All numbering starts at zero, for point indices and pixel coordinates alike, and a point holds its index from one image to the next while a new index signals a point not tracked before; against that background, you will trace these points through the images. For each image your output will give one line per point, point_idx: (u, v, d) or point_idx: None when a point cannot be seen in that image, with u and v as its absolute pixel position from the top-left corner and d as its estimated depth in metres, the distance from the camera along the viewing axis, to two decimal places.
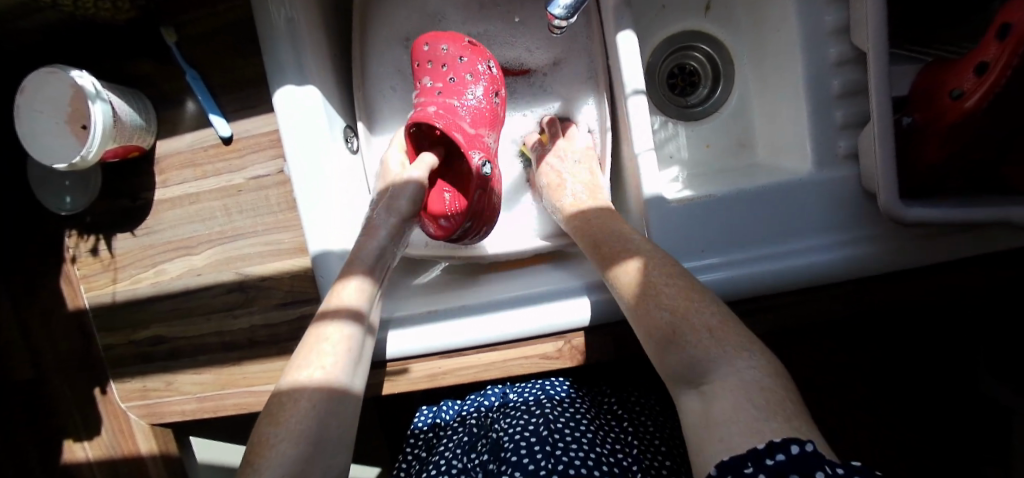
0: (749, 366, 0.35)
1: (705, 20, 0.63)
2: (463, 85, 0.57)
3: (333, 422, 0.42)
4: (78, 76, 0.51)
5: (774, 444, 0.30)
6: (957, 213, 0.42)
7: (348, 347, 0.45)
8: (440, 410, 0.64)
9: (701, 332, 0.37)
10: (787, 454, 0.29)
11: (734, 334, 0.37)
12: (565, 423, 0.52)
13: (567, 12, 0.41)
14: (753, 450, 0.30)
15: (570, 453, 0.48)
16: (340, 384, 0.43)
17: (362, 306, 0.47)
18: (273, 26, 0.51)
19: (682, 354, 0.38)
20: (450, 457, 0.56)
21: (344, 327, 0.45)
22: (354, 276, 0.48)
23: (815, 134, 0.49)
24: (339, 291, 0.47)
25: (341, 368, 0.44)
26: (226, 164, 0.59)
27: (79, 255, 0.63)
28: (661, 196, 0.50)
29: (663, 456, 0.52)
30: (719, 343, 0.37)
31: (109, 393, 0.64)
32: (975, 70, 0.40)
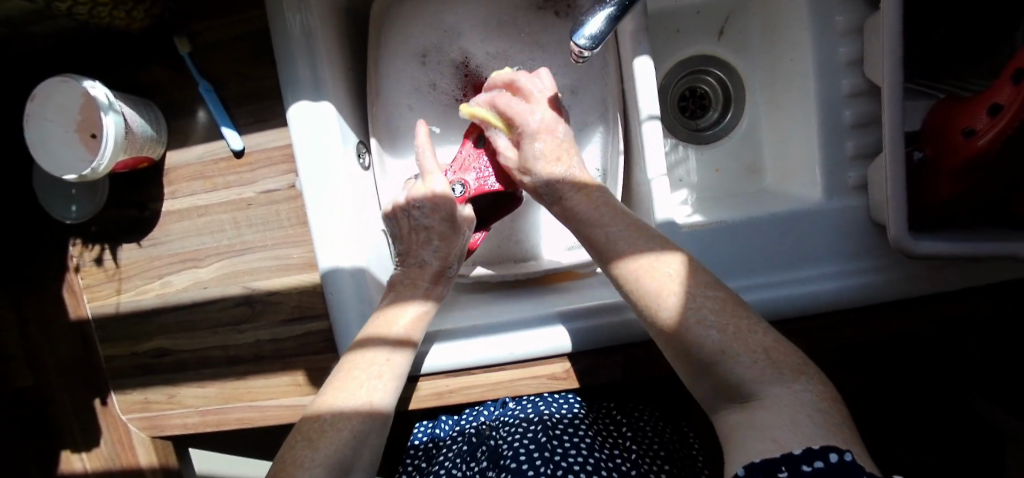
0: (798, 393, 0.35)
1: (718, 45, 0.64)
2: None
3: (367, 447, 0.43)
4: (91, 87, 0.51)
5: (812, 449, 0.31)
6: (968, 246, 0.43)
7: (393, 380, 0.46)
8: (436, 428, 0.61)
9: (755, 354, 0.36)
10: (825, 461, 0.30)
11: (786, 355, 0.36)
12: (563, 430, 0.52)
13: (590, 43, 0.42)
14: (787, 454, 0.31)
15: (569, 458, 0.49)
16: (382, 412, 0.44)
17: (412, 335, 0.48)
18: (289, 41, 0.51)
19: (729, 378, 0.36)
20: (450, 466, 0.56)
21: (391, 361, 0.46)
22: (413, 303, 0.49)
23: (826, 163, 0.50)
24: (392, 315, 0.48)
25: (384, 399, 0.45)
26: (237, 177, 0.59)
27: (83, 264, 0.62)
28: (672, 221, 0.51)
29: (663, 462, 0.52)
30: (761, 367, 0.36)
31: (109, 404, 0.64)
32: (987, 111, 0.41)
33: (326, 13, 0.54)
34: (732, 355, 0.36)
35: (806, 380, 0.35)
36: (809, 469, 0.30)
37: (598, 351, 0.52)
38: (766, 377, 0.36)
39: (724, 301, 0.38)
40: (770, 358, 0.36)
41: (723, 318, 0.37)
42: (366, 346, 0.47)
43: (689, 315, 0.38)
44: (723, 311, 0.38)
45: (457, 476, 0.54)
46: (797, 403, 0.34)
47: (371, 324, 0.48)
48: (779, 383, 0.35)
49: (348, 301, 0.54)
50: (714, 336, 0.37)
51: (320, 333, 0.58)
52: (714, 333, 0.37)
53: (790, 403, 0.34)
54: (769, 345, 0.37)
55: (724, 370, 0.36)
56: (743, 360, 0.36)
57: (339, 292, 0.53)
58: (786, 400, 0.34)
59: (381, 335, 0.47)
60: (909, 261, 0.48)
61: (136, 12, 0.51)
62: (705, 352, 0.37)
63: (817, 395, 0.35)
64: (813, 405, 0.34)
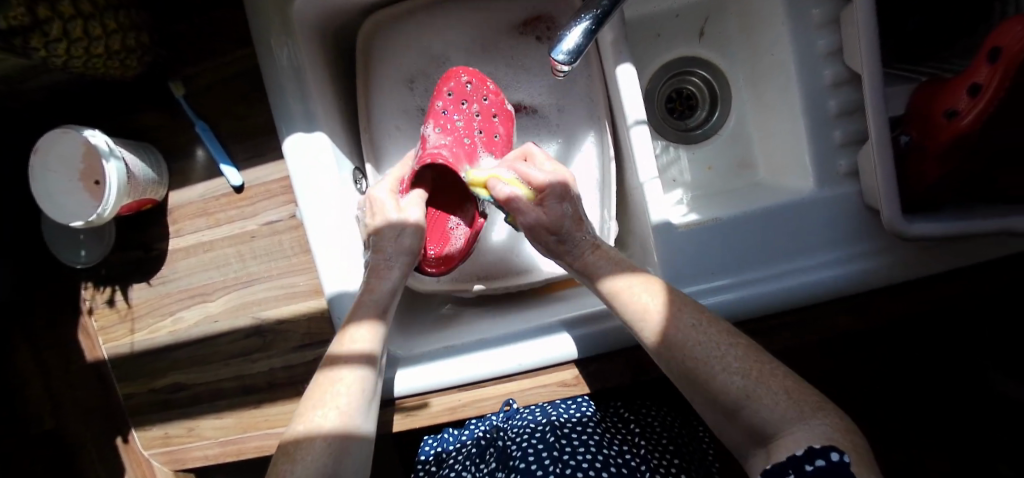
0: (814, 428, 0.34)
1: (700, 46, 0.64)
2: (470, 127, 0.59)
3: (347, 459, 0.43)
4: (91, 136, 0.52)
5: (813, 450, 0.33)
6: (962, 226, 0.43)
7: (360, 391, 0.46)
8: (444, 435, 0.61)
9: (775, 394, 0.36)
10: (827, 460, 0.32)
11: (807, 394, 0.36)
12: (571, 427, 0.53)
13: (569, 57, 0.43)
14: (792, 456, 0.33)
15: (577, 456, 0.50)
16: (353, 422, 0.44)
17: (375, 348, 0.48)
18: (280, 76, 0.52)
19: (754, 420, 0.36)
20: (459, 468, 0.56)
21: (355, 374, 0.46)
22: (363, 321, 0.48)
23: (815, 153, 0.50)
24: (347, 338, 0.48)
25: (350, 411, 0.45)
26: (238, 211, 0.60)
27: (96, 307, 0.64)
28: (667, 222, 0.51)
29: (670, 455, 0.53)
30: (784, 407, 0.36)
31: (131, 441, 0.65)
32: (968, 91, 0.41)
33: (313, 47, 0.56)
34: (755, 397, 0.37)
35: (823, 415, 0.35)
36: (812, 468, 0.32)
37: (603, 355, 0.53)
38: (790, 419, 0.35)
39: (744, 348, 0.39)
40: (791, 397, 0.36)
41: (746, 362, 0.38)
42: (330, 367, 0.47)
43: (711, 360, 0.39)
44: (745, 356, 0.39)
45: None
46: (813, 436, 0.33)
47: (333, 347, 0.48)
48: (800, 421, 0.35)
49: None
50: (738, 380, 0.38)
51: None
52: (737, 377, 0.38)
53: (806, 436, 0.34)
54: (791, 385, 0.37)
55: (748, 415, 0.37)
56: (767, 401, 0.36)
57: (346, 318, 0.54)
58: (804, 436, 0.34)
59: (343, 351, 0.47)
60: (905, 243, 0.48)
61: (129, 61, 0.53)
62: (729, 396, 0.38)
63: (833, 425, 0.34)
64: (824, 433, 0.33)
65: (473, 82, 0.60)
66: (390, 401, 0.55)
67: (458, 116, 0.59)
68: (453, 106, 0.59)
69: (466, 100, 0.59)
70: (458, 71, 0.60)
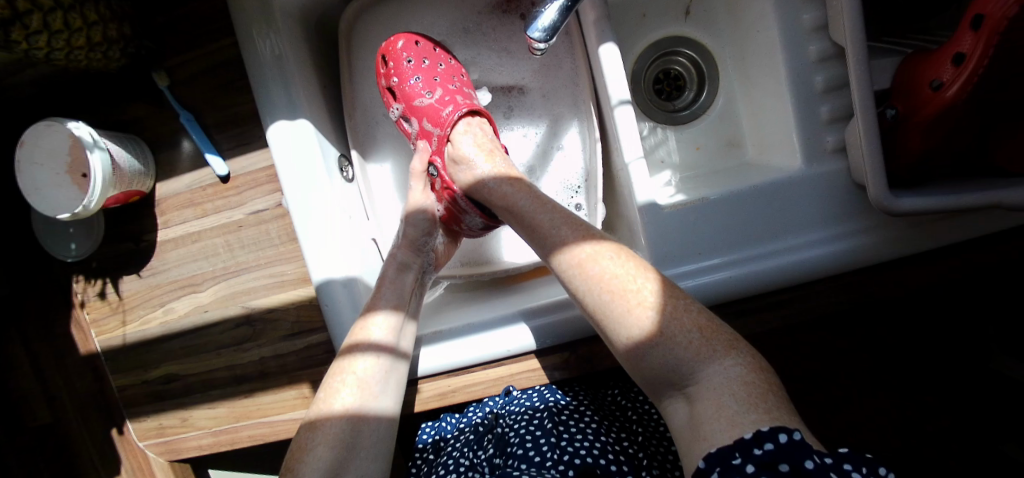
0: (732, 368, 0.35)
1: (686, 25, 0.64)
2: (448, 72, 0.59)
3: (366, 427, 0.44)
4: (75, 127, 0.52)
5: (763, 432, 0.31)
6: (949, 200, 0.42)
7: (378, 373, 0.47)
8: (442, 423, 0.60)
9: (627, 288, 0.39)
10: (776, 443, 0.30)
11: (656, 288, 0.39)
12: (570, 414, 0.51)
13: (546, 34, 0.43)
14: (740, 439, 0.31)
15: (576, 443, 0.48)
16: (372, 392, 0.46)
17: (390, 340, 0.48)
18: (263, 64, 0.52)
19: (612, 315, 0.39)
20: (456, 455, 0.54)
21: (373, 358, 0.47)
22: (379, 311, 0.49)
23: (801, 130, 0.49)
24: (368, 324, 0.49)
25: (371, 392, 0.46)
26: (225, 201, 0.60)
27: (88, 300, 0.64)
28: (654, 202, 0.50)
29: (668, 442, 0.51)
30: (695, 346, 0.37)
31: (127, 433, 0.65)
32: (952, 61, 0.40)
33: (295, 33, 0.55)
34: (606, 291, 0.40)
35: (735, 356, 0.36)
36: (761, 452, 0.30)
37: (591, 337, 0.53)
38: (703, 357, 0.36)
39: (658, 287, 0.39)
40: (703, 337, 0.37)
41: (659, 300, 0.38)
42: (349, 346, 0.48)
43: (636, 315, 0.38)
44: (659, 296, 0.38)
45: (464, 465, 0.52)
46: (729, 380, 0.35)
47: (350, 336, 0.49)
48: (647, 313, 0.38)
49: (346, 311, 0.54)
50: (654, 321, 0.38)
51: (320, 346, 0.60)
52: (651, 317, 0.38)
53: (725, 378, 0.35)
54: (709, 327, 0.37)
55: (663, 355, 0.37)
56: (681, 341, 0.37)
57: (335, 303, 0.54)
58: (721, 377, 0.35)
59: (363, 341, 0.48)
60: (894, 219, 0.48)
61: (111, 52, 0.53)
62: (630, 332, 0.38)
63: (746, 366, 0.35)
64: (743, 376, 0.35)
65: (420, 40, 0.59)
66: None
67: (433, 73, 0.58)
68: (418, 66, 0.58)
69: (427, 57, 0.59)
70: (396, 40, 0.59)
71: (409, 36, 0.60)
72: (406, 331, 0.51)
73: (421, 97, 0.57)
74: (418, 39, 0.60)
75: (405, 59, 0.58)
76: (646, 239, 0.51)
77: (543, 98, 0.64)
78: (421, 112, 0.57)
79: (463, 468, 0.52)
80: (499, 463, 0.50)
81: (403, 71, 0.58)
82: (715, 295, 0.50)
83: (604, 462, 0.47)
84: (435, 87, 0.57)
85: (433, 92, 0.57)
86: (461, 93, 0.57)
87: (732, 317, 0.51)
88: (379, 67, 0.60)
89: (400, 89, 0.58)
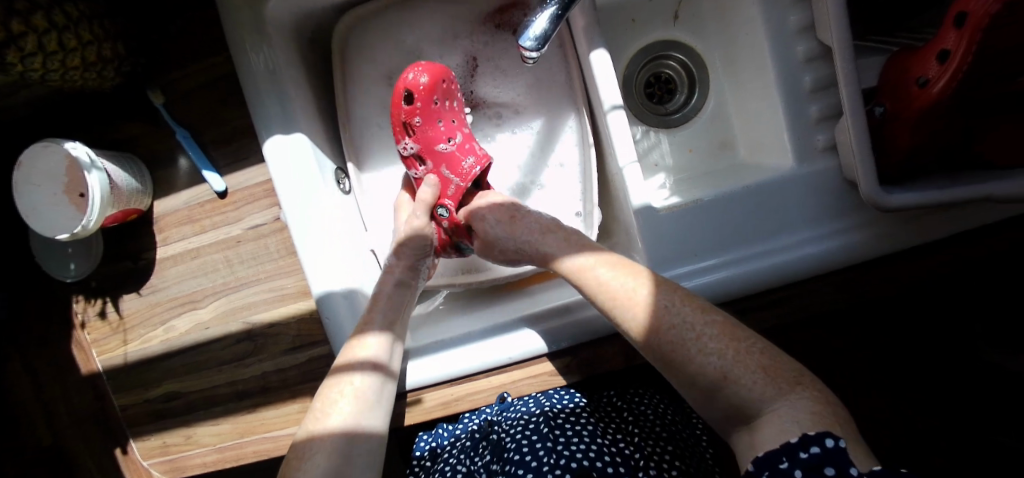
0: (797, 404, 0.34)
1: (676, 29, 0.65)
2: (462, 116, 0.60)
3: (362, 438, 0.44)
4: (72, 148, 0.53)
5: (809, 436, 0.31)
6: (940, 194, 0.43)
7: (369, 387, 0.47)
8: (439, 430, 0.61)
9: (680, 329, 0.39)
10: (822, 447, 0.31)
11: (711, 326, 0.39)
12: (565, 418, 0.52)
13: (537, 43, 0.44)
14: (786, 443, 0.32)
15: (572, 446, 0.49)
16: (368, 405, 0.47)
17: (382, 356, 0.49)
18: (257, 81, 0.52)
19: (670, 358, 0.39)
20: (453, 462, 0.55)
21: (363, 374, 0.48)
22: (371, 332, 0.50)
23: (792, 130, 0.50)
24: (359, 345, 0.49)
25: (364, 405, 0.46)
26: (223, 217, 0.60)
27: (87, 320, 0.64)
28: (649, 205, 0.51)
29: (664, 442, 0.51)
30: (762, 387, 0.36)
31: (130, 451, 0.65)
32: (937, 58, 0.41)
33: (288, 49, 0.56)
34: (661, 335, 0.40)
35: (802, 390, 0.35)
36: (807, 456, 0.31)
37: (593, 341, 0.53)
38: (768, 397, 0.35)
39: (718, 327, 0.39)
40: (769, 376, 0.36)
41: (721, 341, 0.38)
42: (345, 361, 0.48)
43: (695, 356, 0.38)
44: (720, 336, 0.38)
45: (461, 472, 0.54)
46: (796, 414, 0.34)
47: (343, 356, 0.50)
48: (706, 356, 0.38)
49: (346, 325, 0.54)
50: (716, 362, 0.37)
51: (321, 358, 0.60)
52: (714, 359, 0.37)
53: (789, 413, 0.34)
54: (772, 364, 0.37)
55: (728, 394, 0.37)
56: (746, 382, 0.36)
57: (335, 316, 0.54)
58: (787, 414, 0.34)
59: (356, 359, 0.48)
60: (886, 215, 0.48)
61: (106, 72, 0.53)
62: (695, 377, 0.38)
63: (812, 399, 0.34)
64: (809, 410, 0.34)
65: (445, 79, 0.58)
66: None
67: (451, 117, 0.59)
68: (444, 109, 0.58)
69: (449, 98, 0.59)
70: (422, 75, 0.56)
71: (439, 70, 0.58)
72: (397, 351, 0.51)
73: (443, 142, 0.58)
74: (442, 75, 0.58)
75: (433, 100, 0.57)
76: (642, 242, 0.52)
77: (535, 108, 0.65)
78: (439, 157, 0.58)
79: (460, 475, 0.54)
80: (497, 469, 0.51)
81: (429, 111, 0.57)
82: (711, 295, 0.50)
83: (600, 464, 0.47)
84: (455, 132, 0.58)
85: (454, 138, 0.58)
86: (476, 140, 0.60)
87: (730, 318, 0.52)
88: (398, 101, 0.57)
89: (421, 130, 0.57)
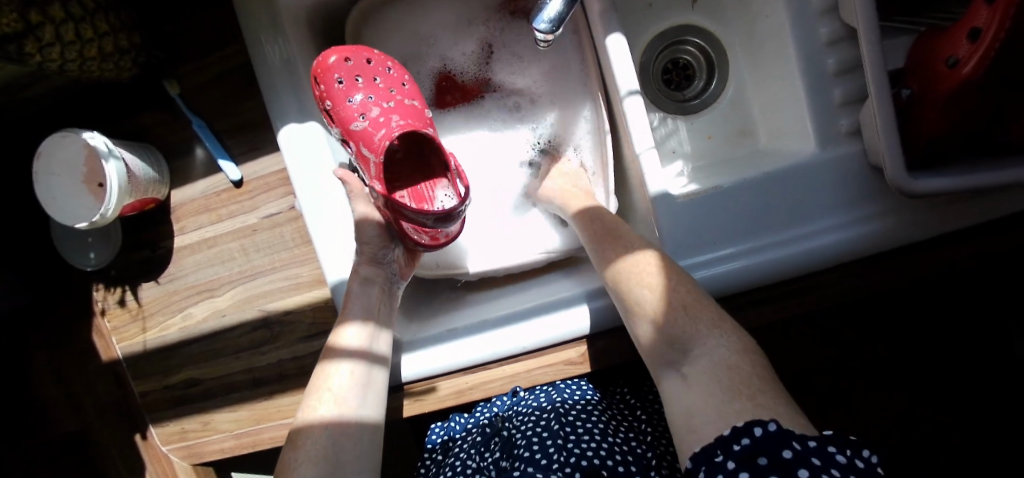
0: (721, 346, 0.38)
1: (694, 13, 0.64)
2: (382, 90, 0.56)
3: (349, 432, 0.46)
4: (91, 137, 0.53)
5: (738, 428, 0.33)
6: (969, 179, 0.41)
7: (356, 379, 0.48)
8: (451, 423, 0.61)
9: (648, 272, 0.43)
10: (752, 437, 0.32)
11: (674, 276, 0.43)
12: (576, 415, 0.52)
13: (551, 25, 0.43)
14: (720, 436, 0.33)
15: (582, 444, 0.48)
16: (353, 399, 0.47)
17: (365, 344, 0.49)
18: (271, 70, 0.52)
19: (635, 299, 0.43)
20: (463, 457, 0.55)
21: (351, 365, 0.48)
22: (352, 321, 0.50)
23: (815, 114, 0.49)
24: (342, 334, 0.50)
25: (351, 397, 0.47)
26: (239, 206, 0.61)
27: (108, 308, 0.65)
28: (667, 192, 0.50)
29: (678, 442, 0.51)
30: (696, 327, 0.40)
31: (149, 438, 0.66)
32: (969, 36, 0.40)
33: (302, 36, 0.55)
34: (630, 276, 0.44)
35: (730, 337, 0.39)
36: (739, 448, 0.32)
37: (610, 330, 0.52)
38: (700, 336, 0.39)
39: (676, 275, 0.43)
40: (707, 320, 0.40)
41: (676, 286, 0.42)
42: (332, 349, 0.50)
43: (647, 292, 0.43)
44: (677, 282, 0.42)
45: (471, 467, 0.54)
46: (719, 357, 0.38)
47: (331, 342, 0.51)
48: (662, 297, 0.42)
49: None
50: (664, 298, 0.42)
51: None
52: (665, 299, 0.42)
53: (713, 355, 0.38)
54: (716, 314, 0.40)
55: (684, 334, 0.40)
56: (685, 322, 0.40)
57: None
58: (710, 356, 0.38)
59: (340, 349, 0.49)
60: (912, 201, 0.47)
61: (123, 62, 0.53)
62: (645, 314, 0.42)
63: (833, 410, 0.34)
64: (731, 354, 0.38)
65: (352, 57, 0.56)
66: (398, 387, 0.55)
67: (367, 92, 0.56)
68: (352, 86, 0.55)
69: (361, 75, 0.56)
70: (326, 57, 0.55)
71: (346, 52, 0.56)
72: (383, 338, 0.51)
73: (356, 120, 0.54)
74: (348, 55, 0.56)
75: (337, 80, 0.54)
76: (660, 229, 0.51)
77: (549, 96, 0.65)
78: (356, 137, 0.54)
79: (469, 471, 0.53)
80: (506, 465, 0.50)
81: (337, 93, 0.54)
82: (729, 285, 0.49)
83: (611, 463, 0.47)
84: (370, 107, 0.55)
85: (368, 113, 0.55)
86: (403, 113, 0.56)
87: (748, 307, 0.51)
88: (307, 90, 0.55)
89: (333, 113, 0.54)
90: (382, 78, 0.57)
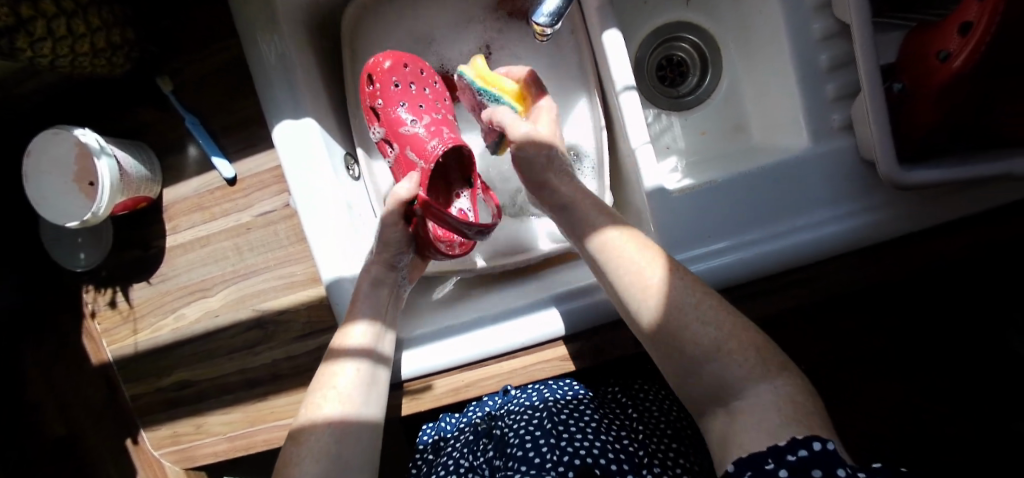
0: (778, 387, 0.36)
1: (688, 11, 0.64)
2: (430, 100, 0.59)
3: (351, 432, 0.46)
4: (82, 134, 0.52)
5: (796, 439, 0.32)
6: (960, 172, 0.42)
7: (361, 379, 0.48)
8: (441, 423, 0.61)
9: (690, 300, 0.39)
10: (810, 450, 0.31)
11: (719, 307, 0.39)
12: (569, 414, 0.51)
13: (551, 19, 0.43)
14: (774, 446, 0.32)
15: (575, 443, 0.48)
16: (356, 400, 0.47)
17: (371, 343, 0.49)
18: (267, 67, 0.52)
19: (676, 328, 0.39)
20: (456, 456, 0.55)
21: (356, 364, 0.48)
22: (359, 319, 0.50)
23: (808, 109, 0.49)
24: (348, 332, 0.50)
25: (354, 398, 0.47)
26: (233, 204, 0.60)
27: (98, 309, 0.64)
28: (662, 187, 0.50)
29: (669, 440, 0.51)
30: (750, 365, 0.37)
31: (140, 441, 0.65)
32: (959, 31, 0.40)
33: (298, 33, 0.55)
34: (668, 300, 0.40)
35: (783, 376, 0.36)
36: (795, 458, 0.31)
37: (608, 325, 0.52)
38: (755, 376, 0.36)
39: (716, 302, 0.40)
40: (759, 356, 0.37)
41: (718, 314, 0.39)
42: (337, 348, 0.50)
43: (688, 319, 0.39)
44: (717, 310, 0.39)
45: (464, 466, 0.53)
46: (777, 397, 0.35)
47: (336, 342, 0.51)
48: (708, 329, 0.38)
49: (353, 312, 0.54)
50: (711, 332, 0.38)
51: None
52: (711, 329, 0.38)
53: (769, 395, 0.35)
54: (764, 347, 0.38)
55: (714, 367, 0.37)
56: (737, 357, 0.37)
57: (344, 302, 0.54)
58: (767, 395, 0.35)
59: (345, 348, 0.49)
60: (904, 194, 0.48)
61: (115, 59, 0.53)
62: (695, 348, 0.38)
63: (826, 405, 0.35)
64: (788, 396, 0.35)
65: (408, 63, 0.59)
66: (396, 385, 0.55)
67: (417, 100, 0.59)
68: (405, 91, 0.58)
69: (414, 82, 0.59)
70: (384, 60, 0.58)
71: (405, 58, 0.59)
72: (389, 338, 0.52)
73: (407, 124, 0.57)
74: (408, 63, 0.59)
75: (392, 83, 0.58)
76: (655, 223, 0.51)
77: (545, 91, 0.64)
78: (403, 139, 0.57)
79: (463, 469, 0.53)
80: (499, 465, 0.50)
81: (390, 96, 0.58)
82: (725, 279, 0.50)
83: (605, 461, 0.46)
84: (422, 113, 0.58)
85: (419, 120, 0.57)
86: (449, 126, 0.59)
87: (744, 301, 0.51)
88: (363, 86, 0.59)
89: (384, 113, 0.58)
90: (432, 90, 0.60)
